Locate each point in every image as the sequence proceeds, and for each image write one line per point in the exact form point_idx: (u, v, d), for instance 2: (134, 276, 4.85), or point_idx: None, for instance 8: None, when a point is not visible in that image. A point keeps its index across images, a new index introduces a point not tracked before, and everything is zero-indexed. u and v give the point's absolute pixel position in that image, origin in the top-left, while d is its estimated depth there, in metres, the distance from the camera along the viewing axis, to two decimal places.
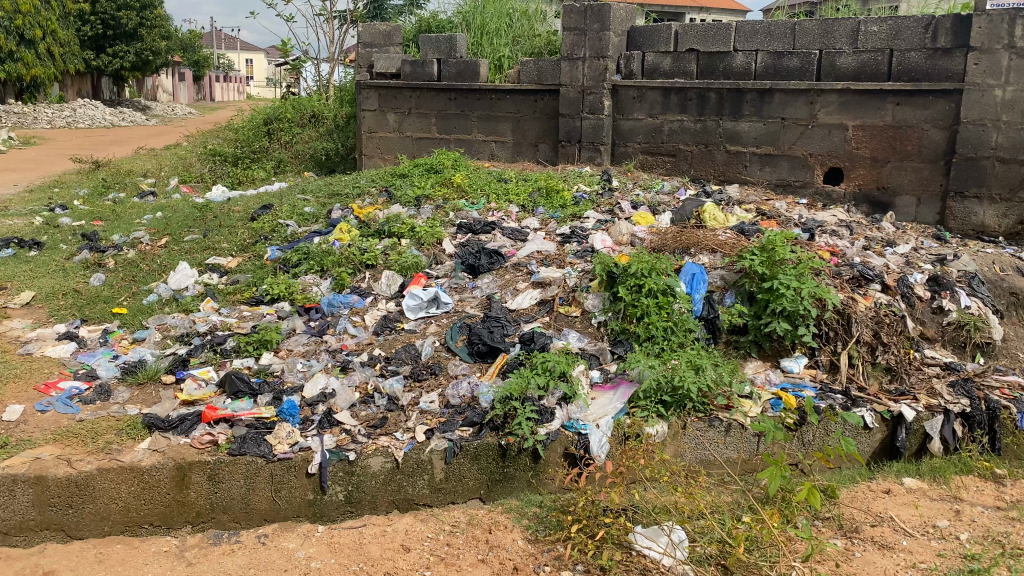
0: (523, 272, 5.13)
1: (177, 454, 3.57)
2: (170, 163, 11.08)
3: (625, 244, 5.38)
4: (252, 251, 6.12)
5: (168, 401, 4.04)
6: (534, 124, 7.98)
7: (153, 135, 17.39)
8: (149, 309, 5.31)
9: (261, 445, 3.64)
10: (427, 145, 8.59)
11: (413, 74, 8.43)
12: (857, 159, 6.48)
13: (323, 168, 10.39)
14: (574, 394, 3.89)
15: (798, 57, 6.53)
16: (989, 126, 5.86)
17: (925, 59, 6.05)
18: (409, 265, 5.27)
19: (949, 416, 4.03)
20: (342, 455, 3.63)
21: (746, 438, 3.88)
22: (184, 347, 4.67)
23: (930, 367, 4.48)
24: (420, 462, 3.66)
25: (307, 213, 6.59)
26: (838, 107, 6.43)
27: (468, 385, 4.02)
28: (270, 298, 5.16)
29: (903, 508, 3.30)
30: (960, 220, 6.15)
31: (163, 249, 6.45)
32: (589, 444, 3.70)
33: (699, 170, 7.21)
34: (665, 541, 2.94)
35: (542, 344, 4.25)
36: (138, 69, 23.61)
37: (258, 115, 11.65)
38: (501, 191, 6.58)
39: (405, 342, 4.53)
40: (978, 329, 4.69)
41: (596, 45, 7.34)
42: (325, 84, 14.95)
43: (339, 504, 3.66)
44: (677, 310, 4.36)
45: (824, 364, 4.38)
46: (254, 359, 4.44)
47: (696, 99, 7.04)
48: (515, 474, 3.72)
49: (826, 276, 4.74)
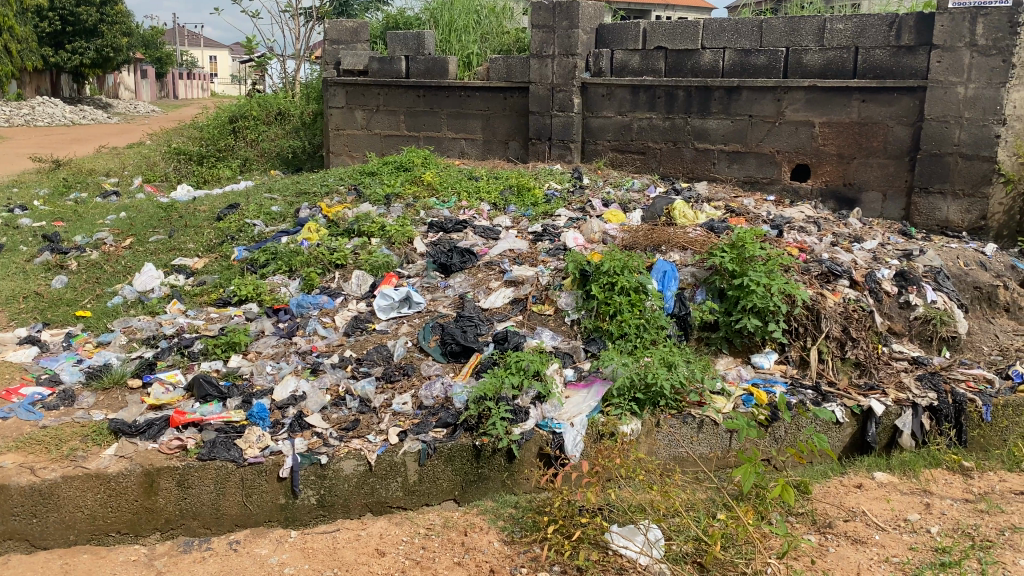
0: (495, 271, 5.11)
1: (144, 460, 3.50)
2: (133, 162, 10.89)
3: (596, 242, 5.38)
4: (218, 251, 6.02)
5: (135, 406, 3.96)
6: (503, 122, 7.96)
7: (115, 133, 17.03)
8: (114, 312, 5.19)
9: (231, 449, 3.59)
10: (396, 144, 8.52)
11: (381, 71, 8.36)
12: (824, 156, 6.55)
13: (290, 166, 10.29)
14: (547, 393, 3.88)
15: (765, 54, 6.58)
16: (952, 123, 5.94)
17: (889, 57, 6.12)
18: (380, 265, 5.21)
19: (917, 410, 4.09)
20: (314, 459, 3.59)
21: (719, 435, 3.90)
22: (151, 350, 4.58)
23: (897, 361, 4.55)
24: (393, 464, 3.63)
25: (275, 212, 6.50)
26: (805, 104, 6.49)
27: (441, 385, 4.00)
28: (238, 299, 5.09)
29: (875, 502, 3.33)
30: (925, 216, 6.23)
31: (128, 250, 6.33)
32: (564, 442, 3.70)
33: (668, 167, 7.24)
34: (642, 540, 2.94)
35: (515, 344, 4.24)
36: (98, 66, 23.18)
37: (222, 112, 11.49)
38: (472, 189, 6.55)
39: (377, 343, 4.49)
40: (943, 323, 4.77)
41: (565, 42, 7.34)
42: (291, 81, 14.81)
43: (311, 508, 3.61)
44: (649, 308, 4.37)
45: (794, 360, 4.42)
46: (222, 361, 4.37)
47: (664, 96, 7.07)
48: (490, 475, 3.71)
49: (795, 272, 4.78)
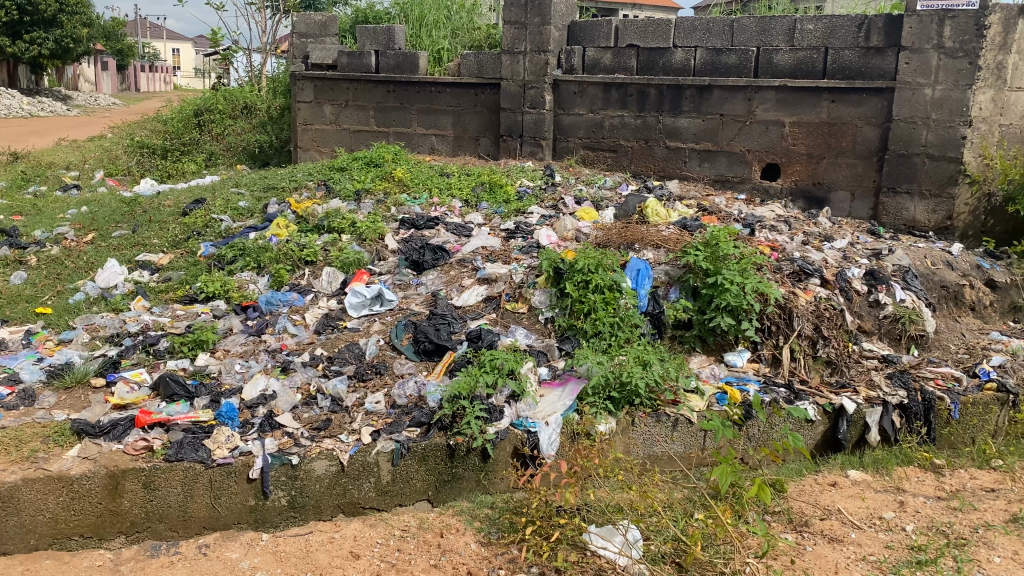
0: (469, 268, 5.06)
1: (109, 462, 3.42)
2: (95, 155, 10.65)
3: (570, 240, 5.36)
4: (184, 246, 5.89)
5: (99, 405, 3.86)
6: (474, 118, 7.90)
7: (75, 126, 16.63)
8: (76, 308, 5.04)
9: (200, 450, 3.52)
10: (365, 139, 8.42)
11: (350, 65, 8.26)
12: (794, 155, 6.59)
13: (257, 161, 10.14)
14: (522, 391, 3.85)
15: (736, 53, 6.61)
16: (919, 124, 6.01)
17: (859, 57, 6.18)
18: (350, 262, 5.13)
19: (887, 408, 4.11)
20: (285, 459, 3.53)
21: (692, 433, 3.90)
22: (115, 348, 4.47)
23: (867, 359, 4.59)
24: (366, 464, 3.58)
25: (242, 208, 6.38)
26: (775, 104, 6.53)
27: (414, 384, 3.95)
28: (205, 297, 4.97)
29: (850, 500, 3.34)
30: (892, 216, 6.30)
31: (89, 245, 6.17)
32: (539, 442, 3.67)
33: (640, 166, 7.24)
34: (620, 540, 2.91)
35: (490, 342, 4.21)
36: (57, 57, 22.65)
37: (187, 106, 11.27)
38: (443, 185, 6.49)
39: (348, 341, 4.41)
40: (912, 322, 4.84)
41: (537, 39, 7.31)
42: (257, 74, 14.54)
43: (282, 509, 3.55)
44: (624, 306, 4.35)
45: (766, 358, 4.44)
46: (189, 360, 4.27)
47: (636, 94, 7.06)
48: (464, 474, 3.67)
49: (767, 271, 4.79)
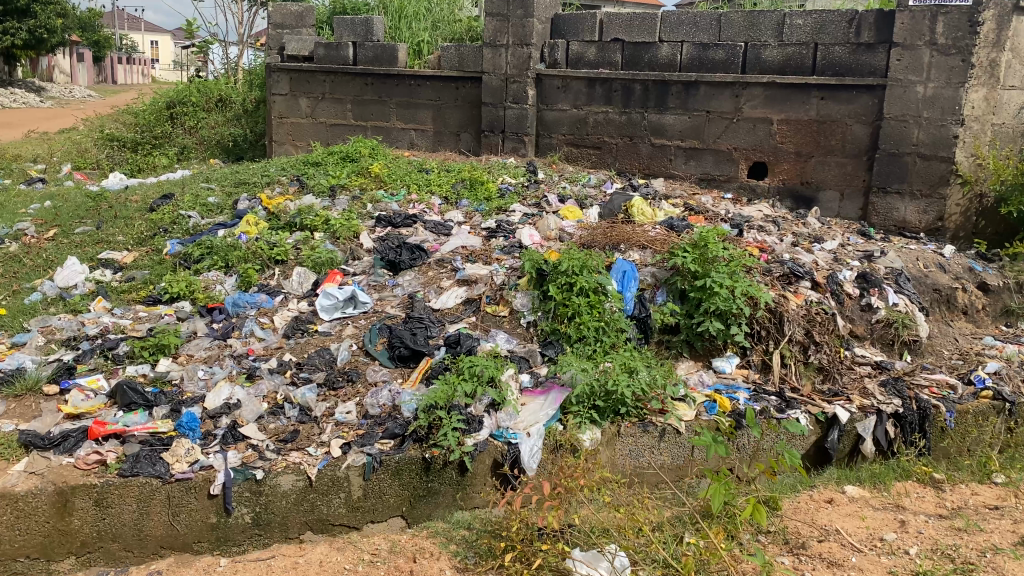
0: (447, 268, 4.84)
1: (57, 477, 3.21)
2: (63, 148, 10.31)
3: (553, 239, 5.16)
4: (150, 244, 5.62)
5: (50, 415, 3.62)
6: (455, 113, 7.67)
7: (47, 117, 16.22)
8: (32, 309, 4.77)
9: (157, 464, 3.30)
10: (342, 133, 8.17)
11: (327, 57, 8.00)
12: (782, 154, 6.43)
13: (231, 155, 9.86)
14: (502, 400, 3.65)
15: (723, 49, 6.43)
16: (910, 122, 5.86)
17: (849, 53, 6.02)
18: (323, 262, 4.89)
19: (882, 417, 3.95)
20: (248, 474, 3.31)
21: (681, 445, 3.72)
22: (71, 352, 4.21)
23: (861, 365, 4.43)
24: (336, 479, 3.37)
25: (211, 204, 6.12)
26: (763, 101, 6.36)
27: (389, 393, 3.74)
28: (169, 297, 4.73)
29: (848, 520, 3.17)
30: (882, 217, 6.14)
31: (50, 242, 5.90)
32: (519, 455, 3.47)
33: (624, 163, 7.05)
34: (607, 567, 2.67)
35: (468, 347, 3.99)
36: (31, 48, 22.16)
37: (159, 97, 10.94)
38: (422, 181, 6.26)
39: (319, 346, 4.19)
40: (905, 327, 4.68)
41: (519, 31, 7.10)
42: (234, 66, 14.23)
43: (245, 527, 3.33)
44: (609, 310, 4.16)
45: (756, 364, 4.28)
46: (150, 366, 4.02)
47: (621, 90, 6.87)
48: (440, 489, 3.46)
49: (757, 274, 4.62)
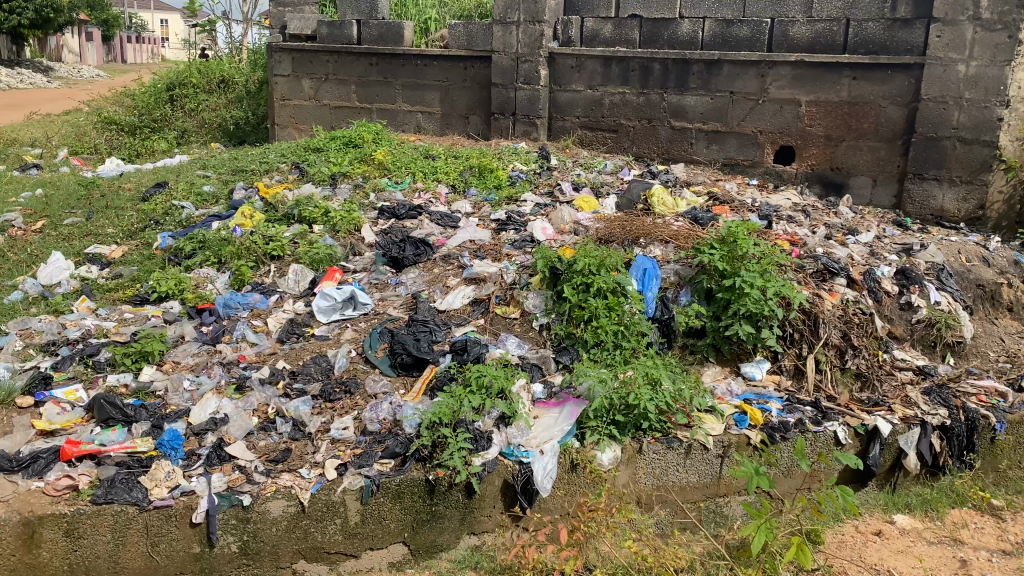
0: (454, 266, 4.50)
1: (23, 506, 2.93)
2: (62, 131, 10.00)
3: (567, 233, 4.81)
4: (140, 237, 5.32)
5: (22, 431, 3.33)
6: (464, 94, 7.30)
7: (49, 99, 15.83)
8: (11, 310, 4.48)
9: (134, 489, 3.00)
10: (346, 116, 7.83)
11: (330, 36, 7.63)
12: (810, 137, 6.04)
13: (232, 139, 9.55)
14: (513, 414, 3.32)
15: (748, 25, 6.06)
16: (951, 104, 5.45)
17: (883, 30, 5.64)
18: (321, 258, 4.57)
19: (926, 429, 3.60)
20: (234, 500, 3.00)
21: (709, 462, 3.39)
22: (49, 359, 3.91)
23: (902, 371, 4.07)
24: (331, 504, 3.06)
25: (206, 193, 5.79)
26: (790, 81, 5.96)
27: (389, 406, 3.43)
28: (157, 297, 4.43)
29: (901, 560, 2.87)
30: (918, 205, 5.76)
31: (38, 234, 5.61)
32: (532, 475, 3.15)
33: (642, 147, 6.67)
34: None
35: (476, 355, 3.66)
36: (38, 27, 21.71)
37: (159, 78, 10.60)
38: (428, 169, 5.91)
39: (315, 352, 3.87)
40: (948, 328, 4.32)
41: (531, 8, 6.72)
42: (239, 46, 13.83)
43: (232, 557, 3.04)
44: (629, 312, 3.80)
45: (788, 370, 3.93)
46: (132, 375, 3.72)
47: (639, 70, 6.47)
48: (446, 513, 3.15)
49: (790, 271, 4.26)
